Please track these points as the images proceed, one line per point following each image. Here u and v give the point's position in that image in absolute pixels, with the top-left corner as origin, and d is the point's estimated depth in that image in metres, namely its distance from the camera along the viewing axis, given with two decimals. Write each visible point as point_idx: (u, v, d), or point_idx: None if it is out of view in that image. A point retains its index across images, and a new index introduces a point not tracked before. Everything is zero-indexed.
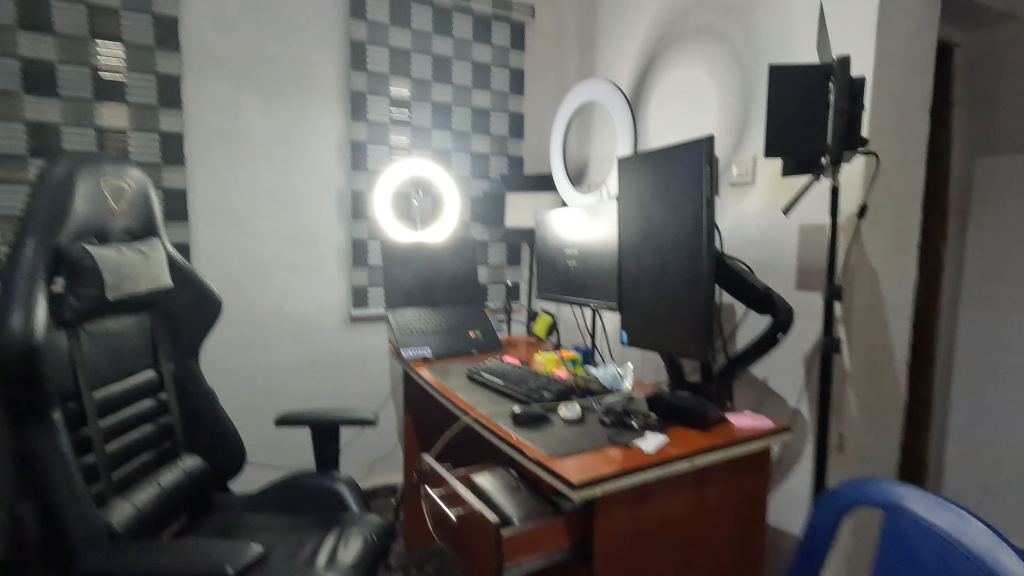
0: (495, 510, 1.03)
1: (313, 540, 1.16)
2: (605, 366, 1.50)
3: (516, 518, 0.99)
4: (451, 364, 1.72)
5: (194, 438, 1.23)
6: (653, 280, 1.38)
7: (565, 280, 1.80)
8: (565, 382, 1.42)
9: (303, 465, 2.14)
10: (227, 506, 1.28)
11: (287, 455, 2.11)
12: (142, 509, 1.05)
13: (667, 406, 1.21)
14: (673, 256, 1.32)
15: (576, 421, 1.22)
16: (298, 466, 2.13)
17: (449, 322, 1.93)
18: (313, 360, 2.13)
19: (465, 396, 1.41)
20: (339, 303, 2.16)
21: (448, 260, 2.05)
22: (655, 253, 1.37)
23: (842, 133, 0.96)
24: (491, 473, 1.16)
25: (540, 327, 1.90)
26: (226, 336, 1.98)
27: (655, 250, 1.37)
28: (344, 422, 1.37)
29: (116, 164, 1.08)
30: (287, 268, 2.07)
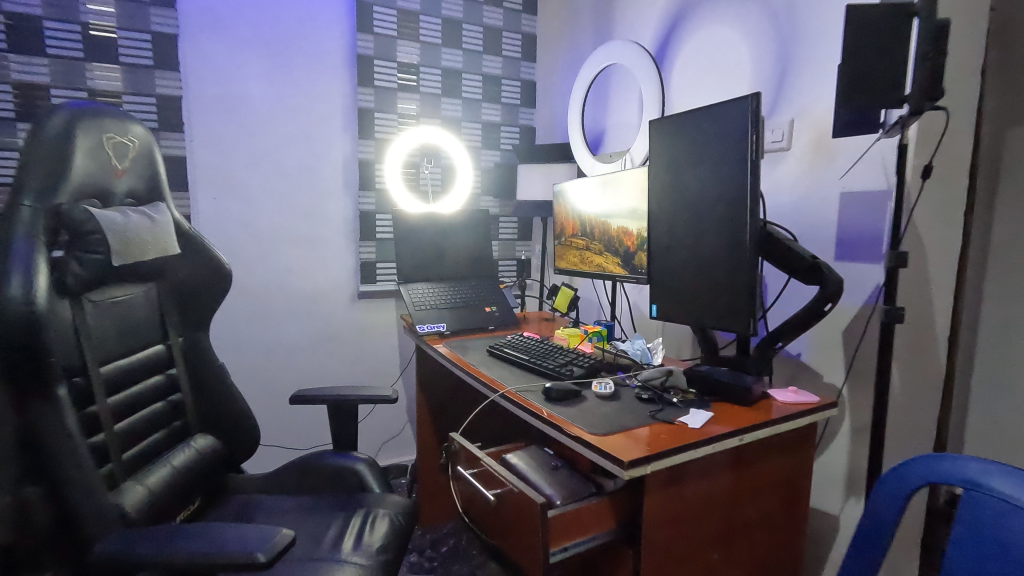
0: (535, 490, 0.97)
1: (336, 524, 1.10)
2: (634, 341, 1.44)
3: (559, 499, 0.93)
4: (469, 340, 1.65)
5: (206, 417, 1.17)
6: (688, 250, 1.31)
7: (585, 252, 1.72)
8: (594, 357, 1.35)
9: (313, 445, 2.08)
10: (243, 487, 1.22)
11: (295, 435, 2.05)
12: (156, 492, 0.98)
13: (708, 382, 1.15)
14: (711, 225, 1.25)
15: (611, 397, 1.16)
16: (307, 446, 2.07)
17: (464, 297, 1.86)
18: (322, 338, 2.06)
19: (490, 372, 1.35)
20: (347, 278, 2.08)
21: (461, 233, 1.97)
22: (690, 222, 1.30)
23: (924, 80, 0.89)
24: (525, 451, 1.10)
25: (561, 302, 1.83)
26: (230, 312, 1.90)
27: (690, 219, 1.30)
28: (364, 399, 1.31)
29: (117, 119, 0.99)
30: (294, 242, 1.98)
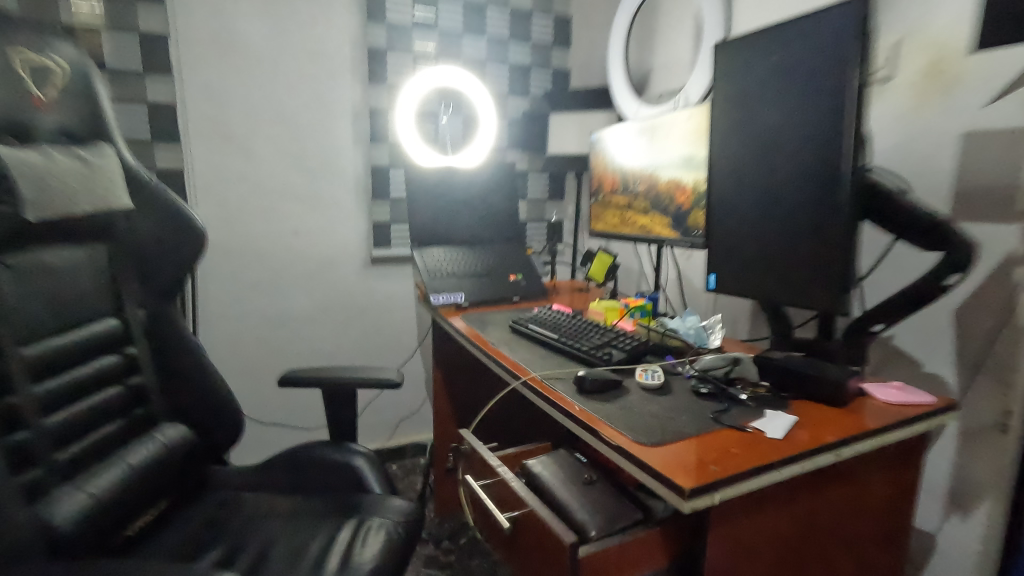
0: (564, 513, 0.76)
1: (321, 538, 0.91)
2: (685, 319, 1.20)
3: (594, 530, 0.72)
4: (490, 313, 1.44)
5: (176, 403, 1.00)
6: (761, 208, 1.05)
7: (626, 212, 1.46)
8: (638, 338, 1.12)
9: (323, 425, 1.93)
10: (224, 482, 1.05)
11: (305, 412, 1.90)
12: (102, 499, 0.82)
13: (785, 373, 0.91)
14: (796, 176, 0.98)
15: (660, 390, 0.93)
16: (317, 426, 1.92)
17: (486, 264, 1.64)
18: (332, 307, 1.88)
19: (512, 353, 1.13)
20: (359, 242, 1.88)
21: (482, 191, 1.73)
22: (764, 171, 1.04)
23: None
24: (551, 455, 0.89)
25: (596, 271, 1.58)
26: (230, 278, 1.73)
27: (765, 166, 1.03)
28: (363, 384, 1.11)
29: (39, 37, 0.79)
30: (299, 201, 1.79)
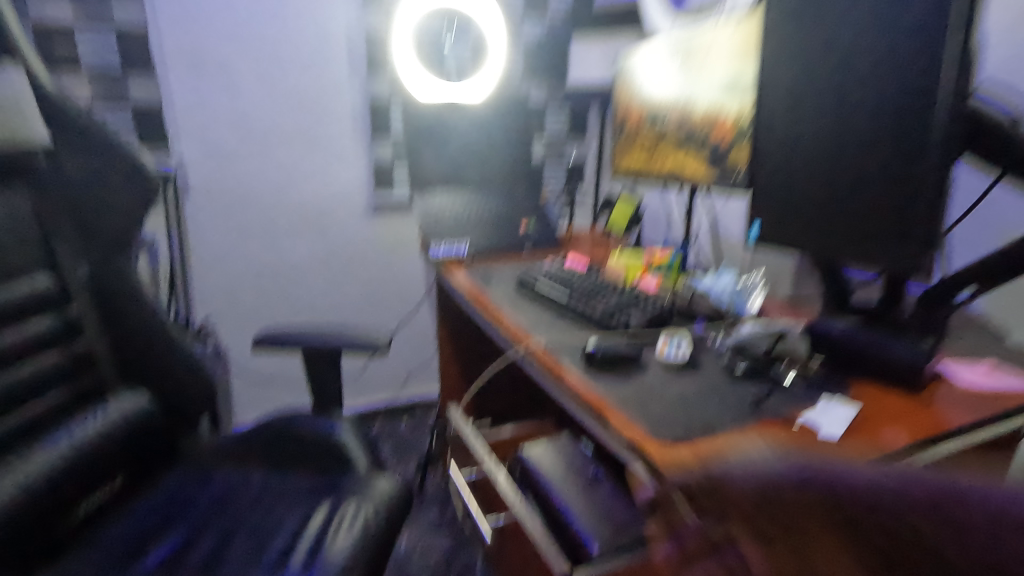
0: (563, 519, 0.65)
1: (291, 525, 0.81)
2: (719, 277, 1.02)
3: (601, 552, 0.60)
4: (495, 266, 1.28)
5: (133, 368, 0.89)
6: (831, 141, 0.85)
7: (655, 148, 1.25)
8: (663, 300, 0.94)
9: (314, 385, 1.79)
10: (194, 454, 0.95)
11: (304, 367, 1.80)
12: (39, 480, 0.72)
13: (843, 350, 0.74)
14: (874, 105, 0.78)
15: (687, 367, 0.77)
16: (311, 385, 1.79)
17: (494, 210, 1.46)
18: (332, 256, 1.74)
19: (514, 315, 0.98)
20: (359, 185, 1.71)
21: (492, 128, 1.53)
22: (836, 95, 0.83)
23: None
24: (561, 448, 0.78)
25: (616, 219, 1.46)
26: (220, 225, 1.60)
27: (838, 89, 0.82)
28: (347, 348, 0.98)
29: None
30: (292, 139, 1.61)
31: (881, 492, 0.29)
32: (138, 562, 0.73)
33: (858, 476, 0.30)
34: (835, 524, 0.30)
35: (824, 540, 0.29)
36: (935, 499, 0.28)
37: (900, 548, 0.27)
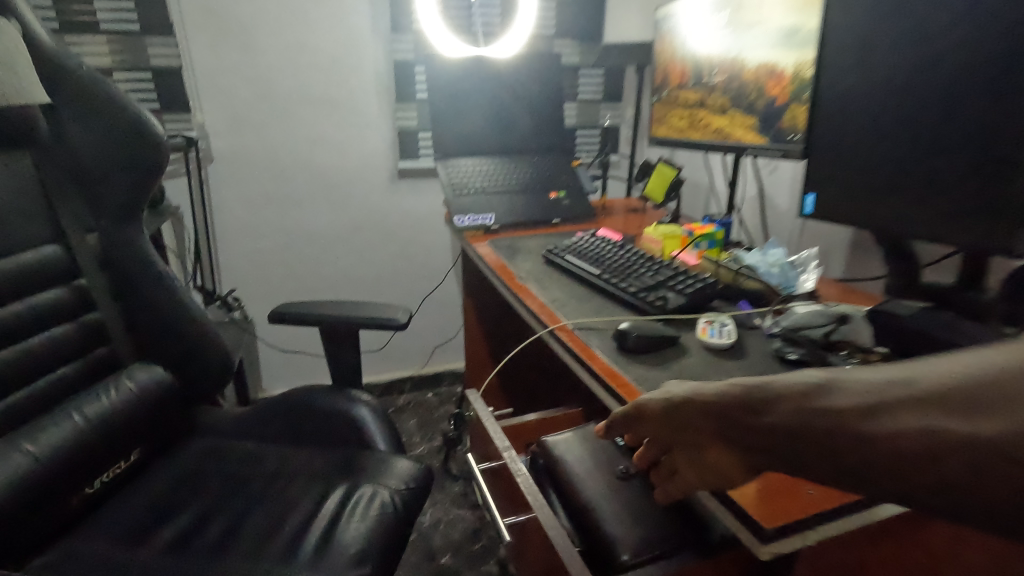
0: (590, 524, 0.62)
1: (306, 505, 0.78)
2: (767, 253, 0.93)
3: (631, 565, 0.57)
4: (523, 239, 1.21)
5: (148, 340, 0.87)
6: (916, 97, 0.73)
7: (697, 112, 1.13)
8: (705, 277, 0.86)
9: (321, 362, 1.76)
10: (211, 429, 0.93)
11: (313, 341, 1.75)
12: (51, 457, 0.70)
13: (916, 338, 0.65)
14: (968, 52, 0.67)
15: (732, 352, 0.70)
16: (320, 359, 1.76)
17: (522, 179, 1.38)
18: (356, 227, 1.69)
19: (541, 292, 0.91)
20: (383, 152, 1.63)
21: (521, 90, 1.44)
22: (925, 41, 0.71)
23: None
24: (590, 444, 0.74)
25: (654, 187, 1.31)
26: (243, 194, 1.56)
27: (930, 32, 0.70)
28: (365, 325, 0.94)
29: None
30: (313, 103, 1.54)
31: (720, 402, 0.44)
32: (151, 539, 0.71)
33: (709, 391, 0.46)
34: (705, 422, 0.45)
35: (693, 425, 0.46)
36: (754, 400, 0.42)
37: (733, 427, 0.43)
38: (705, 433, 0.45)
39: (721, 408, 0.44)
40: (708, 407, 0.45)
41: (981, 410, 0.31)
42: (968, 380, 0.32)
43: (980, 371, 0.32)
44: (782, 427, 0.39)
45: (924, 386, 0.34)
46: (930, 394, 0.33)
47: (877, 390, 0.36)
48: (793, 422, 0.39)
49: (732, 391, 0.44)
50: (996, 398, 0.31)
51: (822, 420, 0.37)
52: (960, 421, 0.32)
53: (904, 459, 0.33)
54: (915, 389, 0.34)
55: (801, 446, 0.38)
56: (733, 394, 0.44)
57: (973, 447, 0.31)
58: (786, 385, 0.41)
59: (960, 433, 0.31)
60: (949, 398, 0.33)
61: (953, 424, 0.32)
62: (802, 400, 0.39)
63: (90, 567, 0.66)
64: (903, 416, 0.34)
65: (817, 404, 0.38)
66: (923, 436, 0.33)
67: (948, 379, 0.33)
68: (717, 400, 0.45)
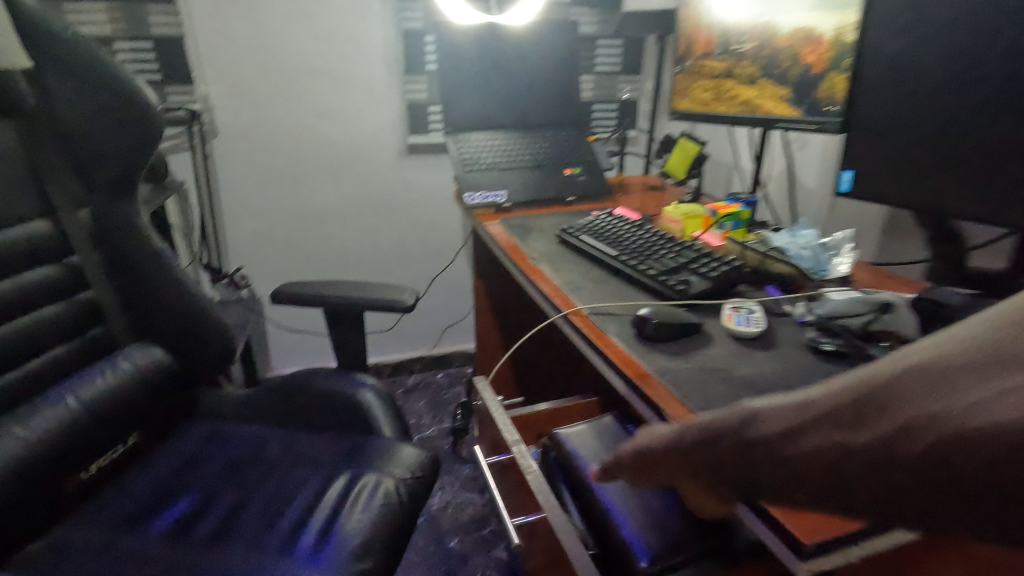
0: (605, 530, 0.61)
1: (307, 494, 0.75)
2: (797, 235, 0.87)
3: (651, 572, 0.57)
4: (536, 217, 1.15)
5: (147, 320, 0.84)
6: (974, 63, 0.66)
7: (723, 83, 1.05)
8: (731, 259, 0.80)
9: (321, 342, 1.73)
10: (213, 411, 0.90)
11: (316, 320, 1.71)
12: (45, 441, 0.68)
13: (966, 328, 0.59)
14: None
15: (761, 342, 0.64)
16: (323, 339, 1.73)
17: (536, 155, 1.32)
18: (364, 204, 1.64)
19: (554, 274, 0.86)
20: (391, 126, 1.57)
21: (535, 61, 1.37)
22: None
23: None
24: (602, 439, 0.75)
25: (676, 164, 1.23)
26: (248, 170, 1.52)
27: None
28: (371, 306, 0.90)
29: None
30: (320, 75, 1.48)
31: (650, 441, 0.36)
32: (147, 527, 0.68)
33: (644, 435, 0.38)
34: (641, 467, 0.37)
35: (638, 472, 0.38)
36: (669, 438, 0.34)
37: (661, 471, 0.35)
38: (644, 478, 0.37)
39: (647, 451, 0.36)
40: (640, 451, 0.37)
41: (868, 415, 0.22)
42: (858, 380, 0.24)
43: (876, 365, 0.24)
44: (699, 467, 0.31)
45: (813, 394, 0.25)
46: (818, 406, 0.24)
47: (770, 407, 0.27)
48: (706, 457, 0.30)
49: (661, 433, 0.36)
50: (886, 393, 0.22)
51: (724, 454, 0.29)
52: (846, 429, 0.23)
53: (826, 483, 0.23)
54: (805, 397, 0.26)
55: (715, 485, 0.30)
56: (657, 437, 0.36)
57: (867, 465, 0.22)
58: (695, 418, 0.32)
59: (847, 447, 0.22)
60: (837, 402, 0.24)
61: (838, 438, 0.23)
62: (706, 429, 0.31)
63: (84, 555, 0.64)
64: (791, 435, 0.25)
65: (716, 434, 0.30)
66: (823, 460, 0.23)
67: (840, 379, 0.24)
68: (647, 441, 0.37)
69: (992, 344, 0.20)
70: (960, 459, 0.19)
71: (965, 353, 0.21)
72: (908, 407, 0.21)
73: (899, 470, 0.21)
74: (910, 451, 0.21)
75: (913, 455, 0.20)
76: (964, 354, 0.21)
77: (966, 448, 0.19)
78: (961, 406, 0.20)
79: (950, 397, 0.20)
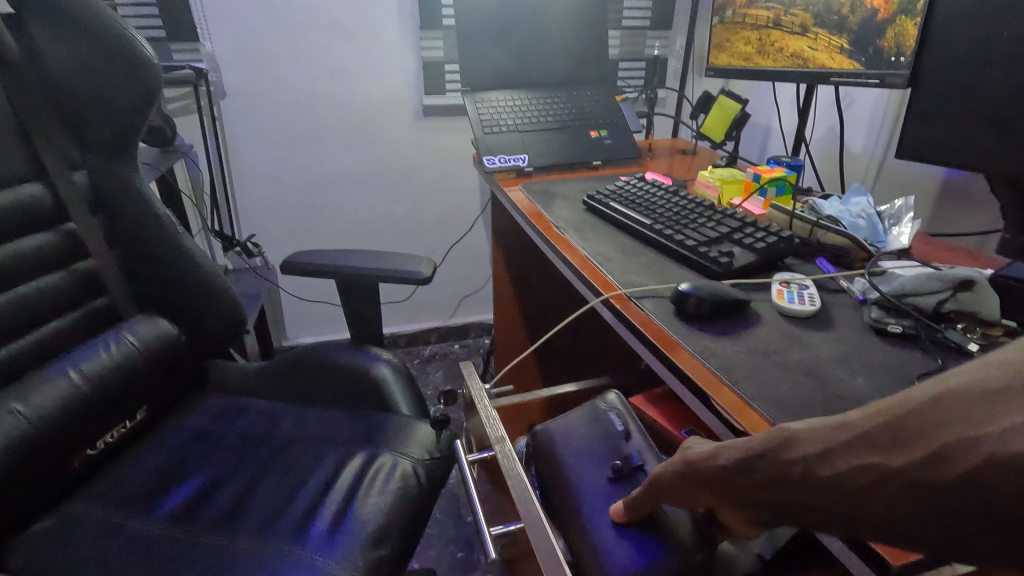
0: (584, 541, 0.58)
1: (320, 475, 0.71)
2: (849, 204, 0.79)
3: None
4: (560, 183, 1.08)
5: (154, 292, 0.80)
6: None
7: (769, 34, 0.95)
8: (778, 229, 0.73)
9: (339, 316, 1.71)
10: (224, 386, 0.87)
11: (330, 292, 1.67)
12: (46, 417, 0.64)
13: None
14: None
15: (815, 321, 0.58)
16: (339, 311, 1.70)
17: (560, 116, 1.24)
18: (379, 169, 1.58)
19: (581, 244, 0.80)
20: (406, 86, 1.49)
21: (560, 14, 1.28)
22: None
23: None
24: (571, 441, 0.68)
25: (713, 124, 1.14)
26: (258, 132, 1.46)
27: None
28: (386, 278, 0.84)
29: None
30: (329, 30, 1.40)
31: (706, 458, 0.38)
32: (154, 507, 0.65)
33: (700, 455, 0.40)
34: (695, 483, 0.39)
35: (695, 488, 0.39)
36: (723, 457, 0.36)
37: (714, 487, 0.37)
38: (700, 493, 0.39)
39: (702, 470, 0.38)
40: (693, 466, 0.39)
41: (906, 439, 0.25)
42: (900, 407, 0.25)
43: (911, 393, 0.26)
44: (749, 489, 0.33)
45: (860, 420, 0.27)
46: (858, 428, 0.27)
47: (818, 432, 0.29)
48: (759, 477, 0.32)
49: (714, 452, 0.37)
50: (924, 421, 0.24)
51: (781, 478, 0.30)
52: (884, 452, 0.25)
53: (863, 500, 0.26)
54: (851, 422, 0.28)
55: (769, 504, 0.31)
56: (711, 455, 0.38)
57: (904, 484, 0.24)
58: (749, 439, 0.34)
59: (890, 471, 0.25)
60: (880, 429, 0.26)
61: (877, 459, 0.25)
62: (759, 453, 0.32)
63: (89, 537, 0.61)
64: (838, 457, 0.27)
65: (772, 456, 0.31)
66: (860, 477, 0.26)
67: (884, 407, 0.27)
68: (700, 457, 0.39)
69: (1012, 376, 0.23)
70: (988, 483, 0.21)
71: (1000, 383, 0.23)
72: (941, 433, 0.23)
73: (933, 492, 0.23)
74: (941, 476, 0.23)
75: (943, 478, 0.22)
76: (1000, 384, 0.23)
77: (989, 475, 0.21)
78: (987, 434, 0.22)
79: (979, 426, 0.22)
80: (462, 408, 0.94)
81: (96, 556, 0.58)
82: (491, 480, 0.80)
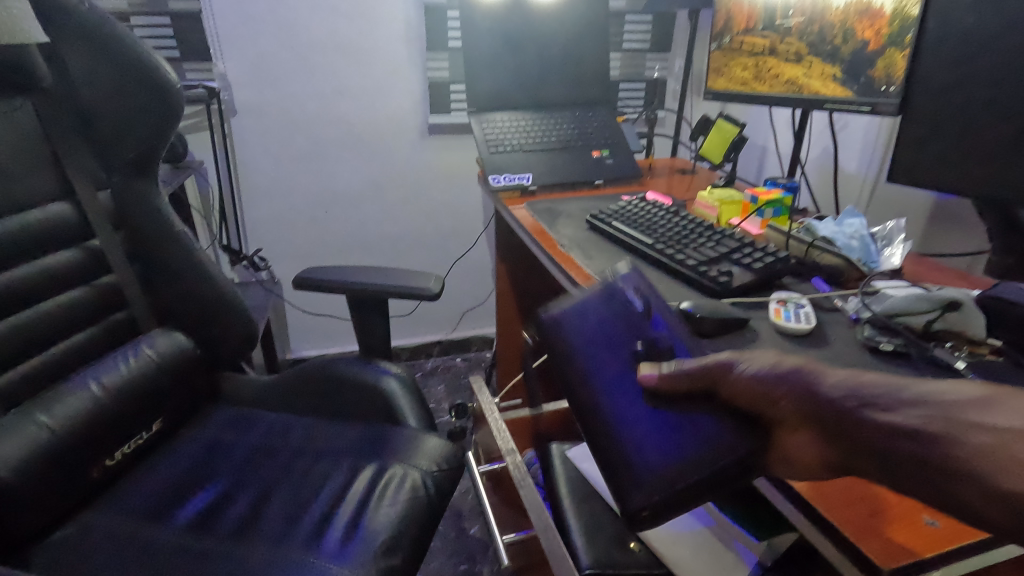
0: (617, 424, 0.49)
1: (331, 485, 0.73)
2: (843, 224, 0.82)
3: (653, 512, 0.43)
4: (563, 202, 1.11)
5: (171, 306, 0.83)
6: None
7: (765, 61, 0.99)
8: (775, 249, 0.76)
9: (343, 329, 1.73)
10: (235, 398, 0.89)
11: (335, 305, 1.70)
12: (67, 428, 0.66)
13: None
14: None
15: (811, 340, 0.61)
16: (342, 324, 1.72)
17: (562, 135, 1.27)
18: (384, 185, 1.61)
19: (585, 262, 0.83)
20: (412, 105, 1.53)
21: (564, 39, 1.32)
22: None
23: None
24: (587, 331, 0.58)
25: (712, 146, 1.18)
26: (267, 150, 1.49)
27: None
28: (395, 293, 0.87)
29: None
30: (339, 52, 1.44)
31: (819, 382, 0.39)
32: (171, 516, 0.67)
33: (813, 373, 0.40)
34: (788, 405, 0.40)
35: (786, 408, 0.40)
36: (853, 392, 0.37)
37: (820, 418, 0.38)
38: (791, 414, 0.40)
39: (809, 395, 0.39)
40: (804, 387, 0.40)
41: None
42: None
43: None
44: (883, 436, 0.35)
45: None
46: None
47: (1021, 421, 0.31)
48: (905, 428, 0.34)
49: (830, 383, 0.39)
50: None
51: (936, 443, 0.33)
52: None
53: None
54: None
55: (902, 459, 0.34)
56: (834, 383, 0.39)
57: None
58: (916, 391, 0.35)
59: None
60: None
61: None
62: (920, 409, 0.34)
63: (110, 544, 0.63)
64: None
65: (936, 416, 0.33)
66: None
67: None
68: (817, 377, 0.40)
69: None
70: None
71: None
72: None
73: None
74: None
75: None
76: None
77: None
78: None
79: None
80: (473, 422, 0.97)
81: (117, 563, 0.60)
82: (498, 493, 0.82)
